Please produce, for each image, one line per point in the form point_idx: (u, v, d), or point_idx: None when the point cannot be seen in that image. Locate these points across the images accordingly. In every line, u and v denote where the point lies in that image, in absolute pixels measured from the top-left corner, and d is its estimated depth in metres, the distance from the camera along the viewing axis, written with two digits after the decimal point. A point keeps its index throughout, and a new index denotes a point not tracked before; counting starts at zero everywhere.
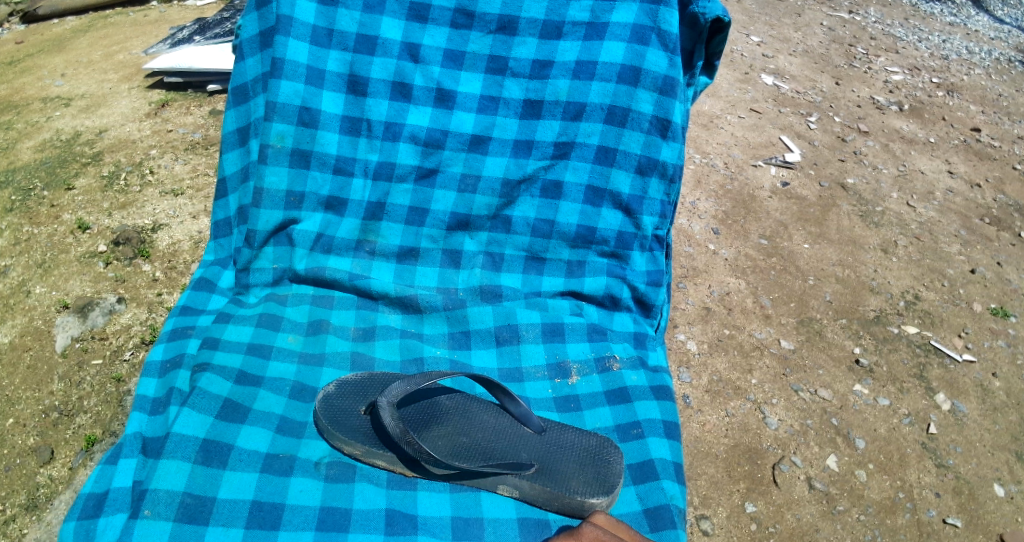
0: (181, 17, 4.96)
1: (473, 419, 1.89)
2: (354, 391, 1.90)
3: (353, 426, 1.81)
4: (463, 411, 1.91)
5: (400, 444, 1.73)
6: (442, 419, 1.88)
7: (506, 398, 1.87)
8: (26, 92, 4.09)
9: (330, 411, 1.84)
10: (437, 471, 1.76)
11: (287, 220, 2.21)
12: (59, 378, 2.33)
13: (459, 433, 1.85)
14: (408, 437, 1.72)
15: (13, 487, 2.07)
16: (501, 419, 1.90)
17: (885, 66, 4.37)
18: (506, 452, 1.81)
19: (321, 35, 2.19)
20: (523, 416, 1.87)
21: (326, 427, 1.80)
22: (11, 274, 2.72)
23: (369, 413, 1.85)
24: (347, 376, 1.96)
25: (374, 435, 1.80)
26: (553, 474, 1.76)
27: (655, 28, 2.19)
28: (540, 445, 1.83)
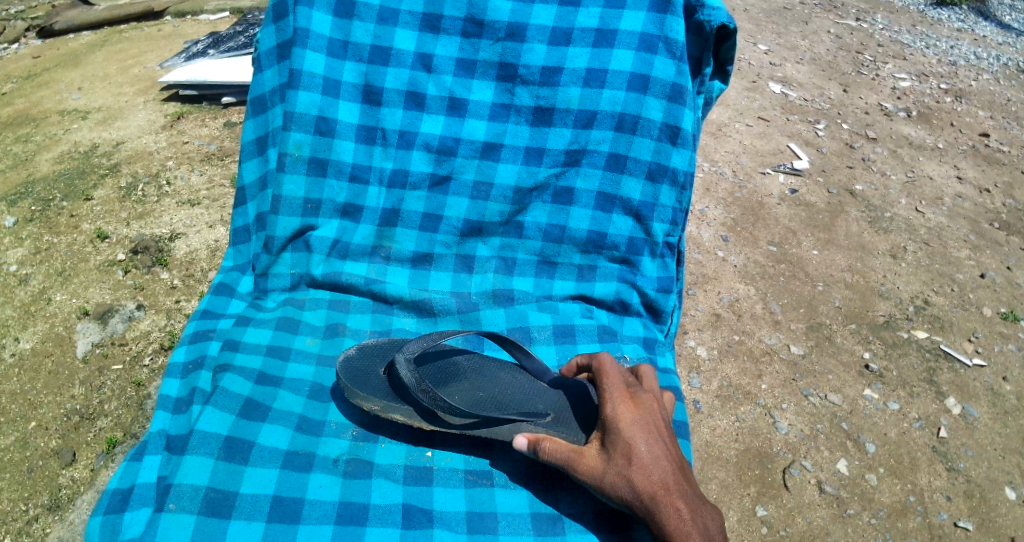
0: (194, 31, 5.07)
1: (490, 376, 1.96)
2: (373, 351, 1.98)
3: (372, 385, 1.87)
4: (480, 370, 1.98)
5: (417, 393, 1.79)
6: (459, 376, 1.95)
7: (522, 355, 1.97)
8: (44, 105, 4.18)
9: (351, 370, 1.90)
10: (455, 422, 1.81)
11: (305, 227, 2.26)
12: (80, 382, 2.39)
13: (476, 389, 1.92)
14: (424, 386, 1.78)
15: (36, 488, 2.14)
16: (516, 377, 1.97)
17: (893, 73, 4.40)
18: (522, 403, 1.89)
19: (337, 46, 2.26)
20: (541, 372, 1.97)
21: (347, 384, 1.86)
22: (32, 282, 2.78)
23: (387, 372, 1.92)
24: (366, 341, 2.03)
25: (392, 392, 1.86)
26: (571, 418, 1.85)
27: (662, 36, 2.23)
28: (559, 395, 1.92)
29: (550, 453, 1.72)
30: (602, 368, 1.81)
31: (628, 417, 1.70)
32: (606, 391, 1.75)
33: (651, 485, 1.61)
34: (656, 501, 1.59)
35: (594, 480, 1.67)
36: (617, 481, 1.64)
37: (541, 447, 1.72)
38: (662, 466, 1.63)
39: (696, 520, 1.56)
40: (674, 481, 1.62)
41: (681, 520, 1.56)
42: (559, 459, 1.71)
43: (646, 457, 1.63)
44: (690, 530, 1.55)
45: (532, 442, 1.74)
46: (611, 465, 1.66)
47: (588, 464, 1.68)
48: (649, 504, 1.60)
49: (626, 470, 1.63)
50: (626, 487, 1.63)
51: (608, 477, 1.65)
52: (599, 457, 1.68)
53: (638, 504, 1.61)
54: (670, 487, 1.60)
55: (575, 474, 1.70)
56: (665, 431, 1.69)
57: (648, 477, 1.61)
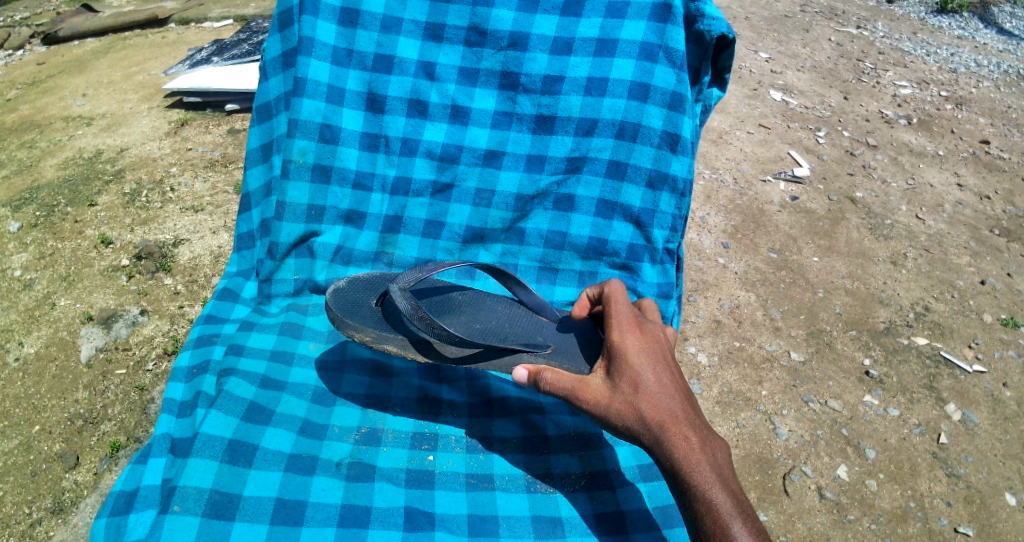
0: (198, 39, 5.10)
1: (485, 309, 2.05)
2: (367, 289, 2.05)
3: (366, 317, 1.93)
4: (475, 304, 2.06)
5: (412, 320, 1.83)
6: (456, 309, 2.03)
7: (519, 289, 2.06)
8: (49, 111, 4.21)
9: (344, 305, 1.96)
10: (450, 353, 1.87)
11: (309, 233, 2.28)
12: (84, 386, 2.41)
13: (473, 321, 2.00)
14: (421, 313, 1.83)
15: (39, 491, 2.16)
16: (512, 311, 2.06)
17: (893, 81, 4.42)
18: (520, 334, 1.96)
19: (341, 54, 2.29)
20: (536, 305, 2.06)
21: (340, 316, 1.91)
22: (36, 287, 2.81)
23: (380, 305, 1.98)
24: (360, 278, 2.10)
25: (385, 324, 1.92)
26: (567, 353, 1.91)
27: (663, 45, 2.24)
28: (550, 332, 1.98)
29: (552, 383, 1.70)
30: (611, 301, 1.80)
31: (636, 347, 1.69)
32: (613, 323, 1.75)
33: (659, 413, 1.60)
34: (665, 430, 1.58)
35: (599, 409, 1.65)
36: (623, 410, 1.63)
37: (542, 378, 1.71)
38: (670, 395, 1.63)
39: (703, 449, 1.57)
40: (682, 411, 1.62)
41: (689, 448, 1.57)
42: (563, 389, 1.69)
43: (654, 387, 1.63)
44: (698, 459, 1.56)
45: (533, 374, 1.73)
46: (617, 394, 1.64)
47: (593, 393, 1.67)
48: (656, 433, 1.59)
49: (633, 398, 1.63)
50: (634, 416, 1.62)
51: (615, 406, 1.64)
52: (605, 386, 1.67)
53: (645, 432, 1.60)
54: (678, 417, 1.60)
55: (578, 404, 1.68)
56: (672, 363, 1.69)
57: (656, 406, 1.61)
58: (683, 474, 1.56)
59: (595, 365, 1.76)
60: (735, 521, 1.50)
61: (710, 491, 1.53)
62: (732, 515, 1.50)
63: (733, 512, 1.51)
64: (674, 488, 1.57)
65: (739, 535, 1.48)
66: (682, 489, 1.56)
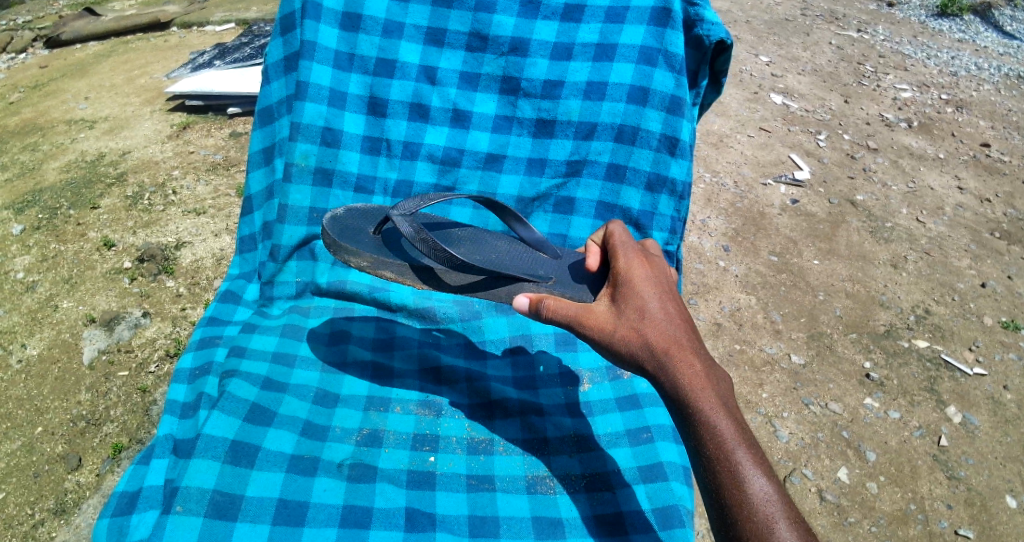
0: (200, 42, 5.12)
1: (485, 244, 2.05)
2: (365, 221, 2.06)
3: (364, 244, 1.94)
4: (476, 239, 2.07)
5: (414, 242, 1.86)
6: (456, 243, 2.03)
7: (519, 227, 2.05)
8: (51, 114, 4.23)
9: (342, 232, 1.97)
10: (450, 281, 1.87)
11: (310, 236, 2.29)
12: (86, 388, 2.42)
13: (473, 253, 2.00)
14: (422, 236, 1.85)
15: (42, 492, 2.17)
16: (512, 247, 2.06)
17: (894, 84, 4.43)
18: (521, 266, 1.96)
19: (342, 59, 2.30)
20: (536, 241, 2.04)
21: (339, 241, 1.92)
22: (39, 289, 2.82)
23: (379, 234, 2.00)
24: (357, 210, 2.11)
25: (383, 251, 1.93)
26: (568, 283, 1.87)
27: (662, 49, 2.26)
28: (550, 264, 1.97)
29: (554, 310, 1.64)
30: (613, 229, 1.78)
31: (641, 276, 1.67)
32: (617, 252, 1.73)
33: (664, 339, 1.58)
34: (671, 356, 1.56)
35: (604, 336, 1.62)
36: (629, 337, 1.60)
37: (544, 305, 1.65)
38: (675, 322, 1.60)
39: (708, 376, 1.55)
40: (687, 340, 1.59)
41: (694, 375, 1.55)
42: (566, 315, 1.64)
43: (659, 314, 1.61)
44: (703, 385, 1.54)
45: (534, 303, 1.66)
46: (622, 320, 1.62)
47: (598, 318, 1.64)
48: (661, 359, 1.57)
49: (638, 324, 1.60)
50: (639, 343, 1.59)
51: (620, 333, 1.61)
52: (609, 312, 1.64)
53: (650, 359, 1.57)
54: (683, 343, 1.58)
55: (582, 331, 1.64)
56: (676, 293, 1.67)
57: (660, 331, 1.59)
58: (687, 401, 1.53)
59: (599, 295, 1.73)
60: (739, 447, 1.48)
61: (714, 418, 1.51)
62: (736, 442, 1.49)
63: (737, 438, 1.49)
64: (677, 417, 1.55)
65: (743, 461, 1.47)
66: (685, 417, 1.53)
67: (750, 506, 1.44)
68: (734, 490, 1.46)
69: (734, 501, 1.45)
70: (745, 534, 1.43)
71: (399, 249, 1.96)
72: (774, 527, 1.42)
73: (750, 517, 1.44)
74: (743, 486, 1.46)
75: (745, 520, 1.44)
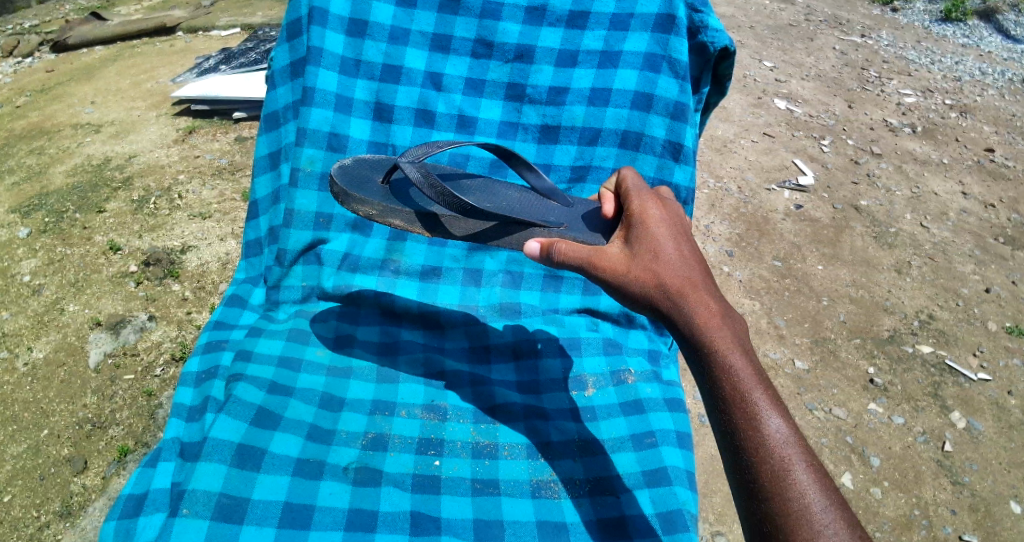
0: (206, 47, 5.15)
1: (495, 194, 2.02)
2: (372, 169, 2.04)
3: (371, 191, 1.92)
4: (486, 190, 2.03)
5: (423, 189, 1.83)
6: (466, 192, 2.00)
7: (529, 175, 2.01)
8: (58, 118, 4.25)
9: (348, 178, 1.94)
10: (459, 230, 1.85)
11: (316, 240, 2.29)
12: (92, 391, 2.44)
13: (483, 202, 1.97)
14: (431, 182, 1.82)
15: (48, 495, 2.18)
16: (522, 196, 2.02)
17: (897, 89, 4.43)
18: (532, 214, 1.92)
19: (349, 65, 2.32)
20: (546, 190, 2.01)
21: (345, 188, 1.89)
22: (45, 293, 2.84)
23: (387, 184, 1.97)
24: (365, 159, 2.09)
25: (391, 199, 1.90)
26: (578, 229, 1.84)
27: (666, 56, 2.27)
28: (561, 211, 1.93)
29: (567, 255, 1.58)
30: (625, 172, 1.74)
31: (655, 216, 1.60)
32: (630, 195, 1.67)
33: (678, 279, 1.50)
34: (685, 296, 1.48)
35: (616, 277, 1.54)
36: (642, 276, 1.52)
37: (555, 250, 1.59)
38: (689, 262, 1.53)
39: (723, 316, 1.48)
40: (701, 279, 1.52)
41: (709, 315, 1.47)
42: (578, 260, 1.57)
43: (673, 253, 1.54)
44: (719, 325, 1.46)
45: (545, 247, 1.61)
46: (636, 260, 1.54)
47: (610, 259, 1.56)
48: (675, 300, 1.49)
49: (652, 264, 1.52)
50: (653, 281, 1.51)
51: (633, 273, 1.53)
52: (622, 253, 1.56)
53: (663, 299, 1.50)
54: (698, 284, 1.51)
55: (593, 274, 1.57)
56: (689, 233, 1.60)
57: (675, 271, 1.51)
58: (702, 342, 1.46)
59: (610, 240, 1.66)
60: (755, 389, 1.41)
61: (730, 358, 1.44)
62: (753, 382, 1.42)
63: (753, 379, 1.42)
64: (690, 359, 1.47)
65: (760, 402, 1.40)
66: (699, 358, 1.46)
67: (766, 448, 1.38)
68: (750, 432, 1.39)
69: (750, 443, 1.39)
70: (761, 477, 1.37)
71: (407, 198, 1.94)
72: (791, 469, 1.36)
73: (765, 459, 1.37)
74: (759, 427, 1.39)
75: (761, 462, 1.37)
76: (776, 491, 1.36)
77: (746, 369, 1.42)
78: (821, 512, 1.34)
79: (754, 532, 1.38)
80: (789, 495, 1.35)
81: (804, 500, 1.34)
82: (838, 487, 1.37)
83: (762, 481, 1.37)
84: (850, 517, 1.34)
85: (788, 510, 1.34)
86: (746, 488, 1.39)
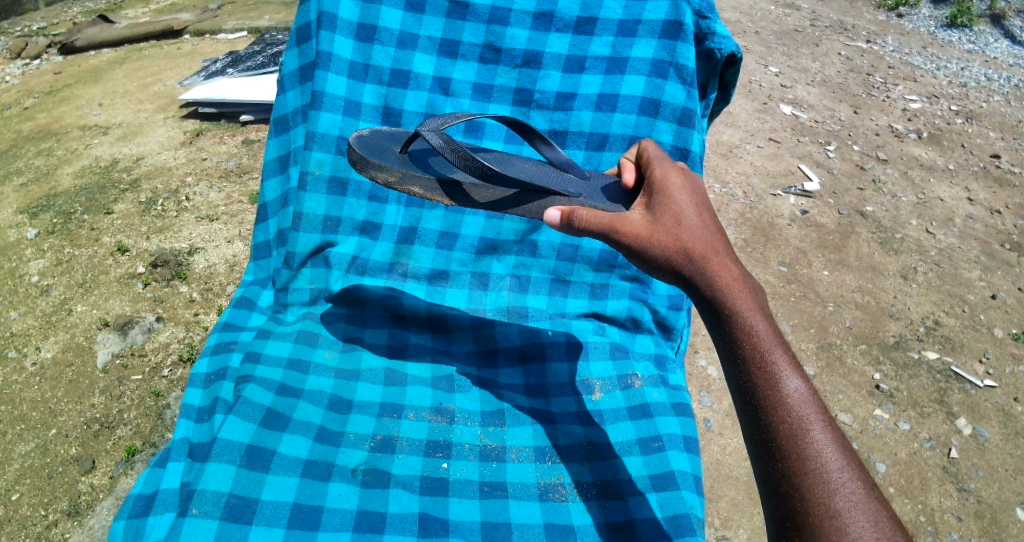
0: (213, 50, 5.18)
1: (514, 166, 1.98)
2: (390, 140, 2.02)
3: (389, 158, 1.91)
4: (504, 162, 2.00)
5: (445, 154, 1.79)
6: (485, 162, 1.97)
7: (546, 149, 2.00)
8: (66, 120, 4.28)
9: (367, 147, 1.93)
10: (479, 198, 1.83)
11: (324, 243, 2.30)
12: (100, 391, 2.45)
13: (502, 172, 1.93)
14: (454, 148, 1.79)
15: (56, 494, 2.19)
16: (541, 170, 1.99)
17: (903, 95, 4.43)
18: (552, 185, 1.88)
19: (358, 69, 2.33)
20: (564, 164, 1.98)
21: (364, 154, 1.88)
22: (53, 293, 2.85)
23: (405, 154, 1.95)
24: (383, 132, 2.08)
25: (410, 166, 1.89)
26: (598, 200, 1.81)
27: (673, 62, 2.28)
28: (579, 183, 1.90)
29: (588, 221, 1.56)
30: (646, 143, 1.73)
31: (676, 182, 1.59)
32: (652, 163, 1.66)
33: (701, 244, 1.49)
34: (708, 259, 1.47)
35: (638, 241, 1.52)
36: (664, 240, 1.50)
37: (576, 217, 1.56)
38: (711, 228, 1.51)
39: (745, 280, 1.47)
40: (722, 245, 1.51)
41: (732, 279, 1.46)
42: (599, 226, 1.55)
43: (694, 218, 1.52)
44: (741, 289, 1.45)
45: (566, 215, 1.58)
46: (658, 226, 1.52)
47: (631, 224, 1.54)
48: (697, 264, 1.47)
49: (675, 229, 1.51)
50: (675, 245, 1.49)
51: (655, 237, 1.51)
52: (643, 219, 1.55)
53: (686, 264, 1.48)
54: (719, 249, 1.49)
55: (615, 239, 1.54)
56: (708, 199, 1.59)
57: (697, 236, 1.49)
58: (724, 305, 1.45)
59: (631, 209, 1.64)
60: (776, 351, 1.41)
61: (752, 321, 1.43)
62: (773, 344, 1.41)
63: (773, 341, 1.42)
64: (711, 322, 1.47)
65: (780, 364, 1.40)
66: (720, 321, 1.45)
67: (784, 408, 1.38)
68: (770, 393, 1.39)
69: (769, 403, 1.39)
70: (778, 437, 1.38)
71: (425, 167, 1.92)
72: (809, 429, 1.37)
73: (783, 420, 1.38)
74: (778, 388, 1.39)
75: (779, 422, 1.38)
76: (794, 450, 1.36)
77: (766, 331, 1.41)
78: (837, 470, 1.35)
79: (770, 491, 1.38)
80: (807, 455, 1.36)
81: (821, 459, 1.35)
82: (853, 447, 1.38)
83: (780, 440, 1.38)
84: (865, 476, 1.36)
85: (806, 470, 1.35)
86: (764, 448, 1.39)
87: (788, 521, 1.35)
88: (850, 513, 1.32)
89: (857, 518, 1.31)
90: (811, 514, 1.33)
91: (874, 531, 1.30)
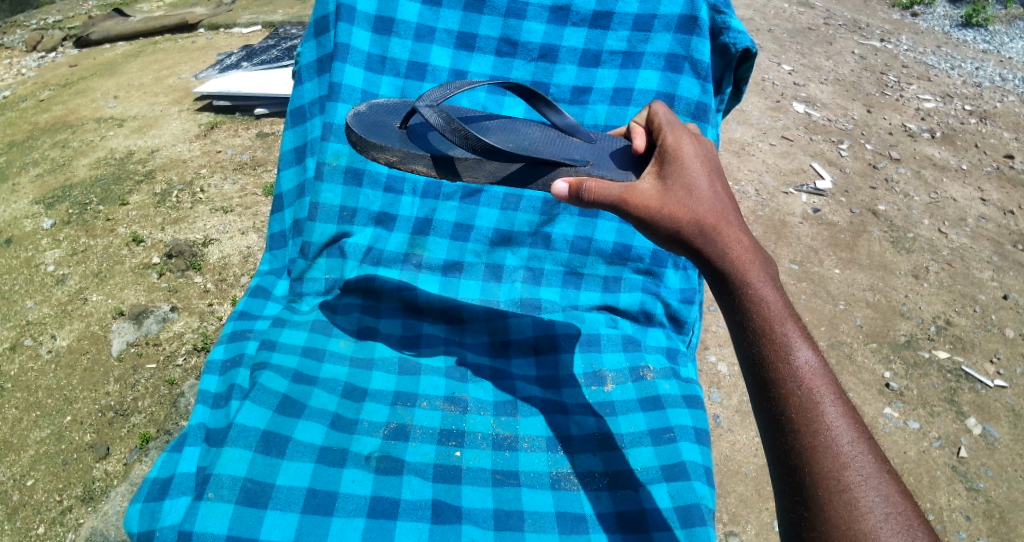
0: (227, 44, 5.21)
1: (519, 131, 2.03)
2: (387, 114, 2.04)
3: (387, 136, 1.93)
4: (507, 128, 2.03)
5: (446, 134, 1.82)
6: (488, 132, 2.00)
7: (551, 112, 2.01)
8: (82, 112, 4.32)
9: (363, 125, 1.94)
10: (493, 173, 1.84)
11: (340, 234, 2.33)
12: (115, 379, 2.48)
13: (506, 141, 1.96)
14: (454, 126, 1.81)
15: (70, 480, 2.23)
16: (547, 134, 2.02)
17: (917, 94, 4.42)
18: (557, 151, 1.92)
19: (375, 61, 2.35)
20: (569, 127, 2.00)
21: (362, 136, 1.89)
22: (69, 282, 2.89)
23: (404, 129, 1.97)
24: (379, 104, 2.09)
25: (408, 143, 1.91)
26: (604, 166, 1.85)
27: (688, 56, 2.29)
28: (585, 147, 1.93)
29: (597, 193, 1.57)
30: (657, 107, 1.73)
31: (690, 152, 1.59)
32: (663, 129, 1.65)
33: (712, 216, 1.50)
34: (719, 231, 1.48)
35: (649, 213, 1.53)
36: (676, 212, 1.51)
37: (584, 189, 1.58)
38: (722, 200, 1.52)
39: (756, 251, 1.48)
40: (733, 215, 1.52)
41: (743, 251, 1.47)
42: (605, 198, 1.56)
43: (706, 189, 1.53)
44: (752, 261, 1.46)
45: (574, 187, 1.59)
46: (670, 196, 1.53)
47: (642, 194, 1.55)
48: (708, 236, 1.49)
49: (687, 200, 1.52)
50: (687, 217, 1.50)
51: (666, 209, 1.52)
52: (655, 189, 1.55)
53: (697, 236, 1.49)
54: (731, 221, 1.50)
55: (625, 211, 1.55)
56: (721, 167, 1.60)
57: (709, 207, 1.51)
58: (735, 277, 1.46)
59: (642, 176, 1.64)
60: (786, 322, 1.42)
61: (762, 292, 1.44)
62: (784, 315, 1.42)
63: (784, 312, 1.42)
64: (720, 294, 1.48)
65: (790, 335, 1.41)
66: (729, 293, 1.46)
67: (793, 381, 1.39)
68: (779, 365, 1.40)
69: (779, 375, 1.40)
70: (787, 410, 1.39)
71: (425, 142, 1.94)
72: (819, 402, 1.38)
73: (792, 393, 1.39)
74: (788, 360, 1.40)
75: (788, 395, 1.39)
76: (803, 424, 1.37)
77: (777, 302, 1.42)
78: (846, 444, 1.36)
79: (780, 464, 1.40)
80: (816, 429, 1.37)
81: (831, 433, 1.36)
82: (863, 420, 1.39)
83: (790, 413, 1.39)
84: (875, 449, 1.37)
85: (814, 444, 1.36)
86: (773, 421, 1.41)
87: (797, 495, 1.37)
88: (859, 486, 1.33)
89: (865, 492, 1.33)
90: (819, 487, 1.35)
91: (884, 505, 1.32)
